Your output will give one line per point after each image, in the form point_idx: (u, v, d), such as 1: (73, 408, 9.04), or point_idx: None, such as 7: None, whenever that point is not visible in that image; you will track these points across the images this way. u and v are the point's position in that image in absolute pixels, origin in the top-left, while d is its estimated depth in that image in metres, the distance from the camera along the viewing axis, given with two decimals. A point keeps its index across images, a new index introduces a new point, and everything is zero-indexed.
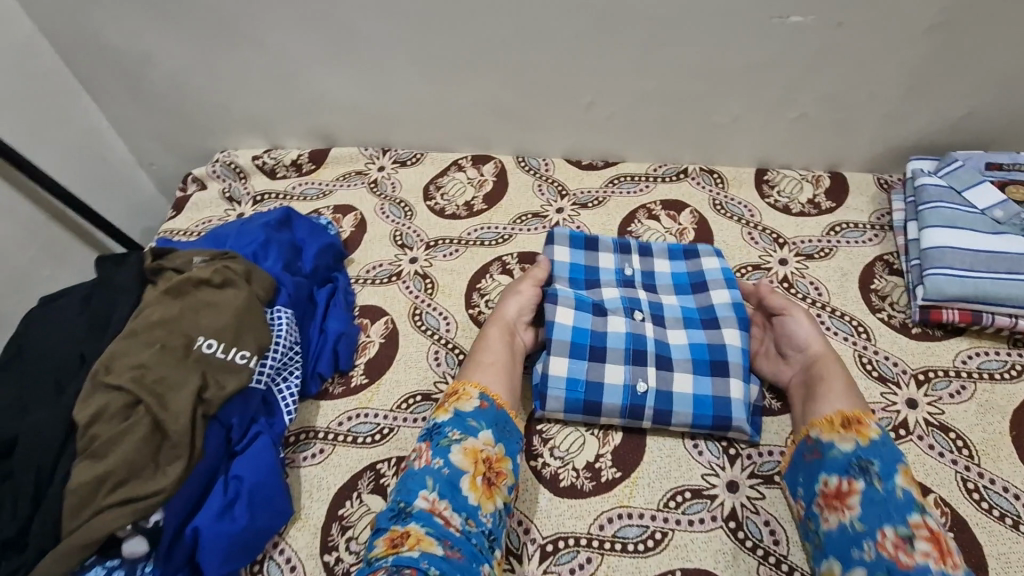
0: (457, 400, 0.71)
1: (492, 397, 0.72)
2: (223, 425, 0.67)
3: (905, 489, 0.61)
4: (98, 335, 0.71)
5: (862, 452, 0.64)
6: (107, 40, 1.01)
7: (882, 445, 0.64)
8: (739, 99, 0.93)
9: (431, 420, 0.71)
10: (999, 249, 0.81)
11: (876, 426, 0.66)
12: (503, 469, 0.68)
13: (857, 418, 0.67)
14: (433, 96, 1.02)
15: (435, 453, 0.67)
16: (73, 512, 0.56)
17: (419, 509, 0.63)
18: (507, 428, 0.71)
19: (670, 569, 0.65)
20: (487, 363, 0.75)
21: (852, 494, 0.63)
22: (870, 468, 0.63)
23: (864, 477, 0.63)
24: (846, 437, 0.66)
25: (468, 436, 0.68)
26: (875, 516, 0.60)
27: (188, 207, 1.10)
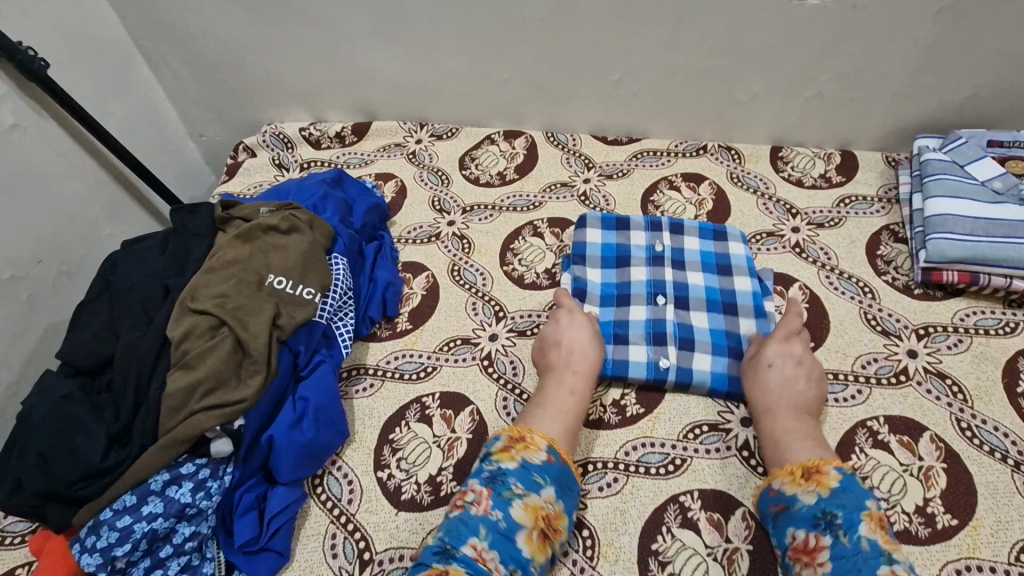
0: (525, 449, 0.68)
1: (559, 451, 0.69)
2: (291, 351, 0.75)
3: (870, 539, 0.57)
4: (178, 271, 0.79)
5: (825, 503, 0.61)
6: (171, 15, 1.10)
7: (845, 492, 0.61)
8: (757, 78, 1.00)
9: (494, 462, 0.67)
10: (998, 216, 0.87)
11: (836, 474, 0.63)
12: (560, 525, 0.65)
13: (816, 467, 0.65)
14: (471, 72, 1.09)
15: (495, 503, 0.63)
16: (169, 415, 0.65)
17: (464, 555, 0.59)
18: (569, 487, 0.68)
19: (689, 489, 0.73)
20: (559, 419, 0.73)
21: (819, 549, 0.59)
22: (834, 520, 0.60)
23: (829, 531, 0.59)
24: (807, 488, 0.64)
25: (532, 491, 0.64)
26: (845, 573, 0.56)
27: (241, 172, 1.18)
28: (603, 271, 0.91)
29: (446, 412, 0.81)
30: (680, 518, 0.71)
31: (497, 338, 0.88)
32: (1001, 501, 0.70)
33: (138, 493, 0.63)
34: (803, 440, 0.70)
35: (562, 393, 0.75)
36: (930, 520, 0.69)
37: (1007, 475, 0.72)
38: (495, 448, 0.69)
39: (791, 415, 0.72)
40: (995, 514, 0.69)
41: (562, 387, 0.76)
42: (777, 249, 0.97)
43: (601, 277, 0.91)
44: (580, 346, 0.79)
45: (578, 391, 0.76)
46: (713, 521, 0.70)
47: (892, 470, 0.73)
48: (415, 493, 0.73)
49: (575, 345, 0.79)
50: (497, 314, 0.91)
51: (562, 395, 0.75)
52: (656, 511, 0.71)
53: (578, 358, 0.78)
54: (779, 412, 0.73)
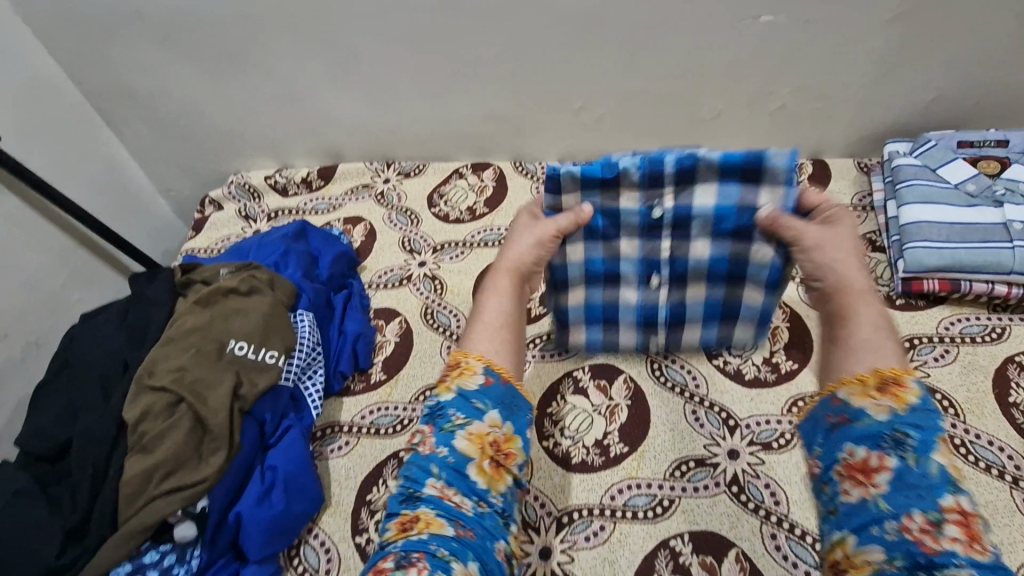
0: (460, 376, 0.59)
1: (498, 370, 0.60)
2: (257, 420, 0.72)
3: (942, 466, 0.48)
4: (138, 343, 0.77)
5: (898, 420, 0.50)
6: (125, 75, 1.09)
7: (924, 412, 0.50)
8: (720, 95, 0.99)
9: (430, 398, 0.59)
10: (973, 220, 0.86)
11: (915, 387, 0.52)
12: (515, 449, 0.57)
13: (894, 378, 0.52)
14: (431, 109, 1.08)
15: (438, 439, 0.55)
16: (128, 501, 0.64)
17: (429, 496, 0.53)
18: (520, 404, 0.59)
19: (678, 532, 0.70)
20: (489, 328, 0.63)
21: (878, 468, 0.49)
22: (905, 441, 0.49)
23: (896, 452, 0.49)
24: (880, 402, 0.52)
25: (474, 419, 0.56)
26: (902, 498, 0.47)
27: (207, 227, 1.16)
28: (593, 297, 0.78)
29: None
30: (671, 564, 0.68)
31: None
32: (1002, 522, 0.67)
33: None
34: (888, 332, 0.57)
35: (493, 300, 0.66)
36: None
37: (1006, 492, 0.69)
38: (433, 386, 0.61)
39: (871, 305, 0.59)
40: (996, 536, 0.67)
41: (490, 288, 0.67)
42: None
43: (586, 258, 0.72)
44: (514, 243, 0.68)
45: (503, 287, 0.66)
46: (705, 565, 0.68)
47: None
48: None
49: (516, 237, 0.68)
50: None
51: (496, 308, 0.65)
52: (645, 558, 0.69)
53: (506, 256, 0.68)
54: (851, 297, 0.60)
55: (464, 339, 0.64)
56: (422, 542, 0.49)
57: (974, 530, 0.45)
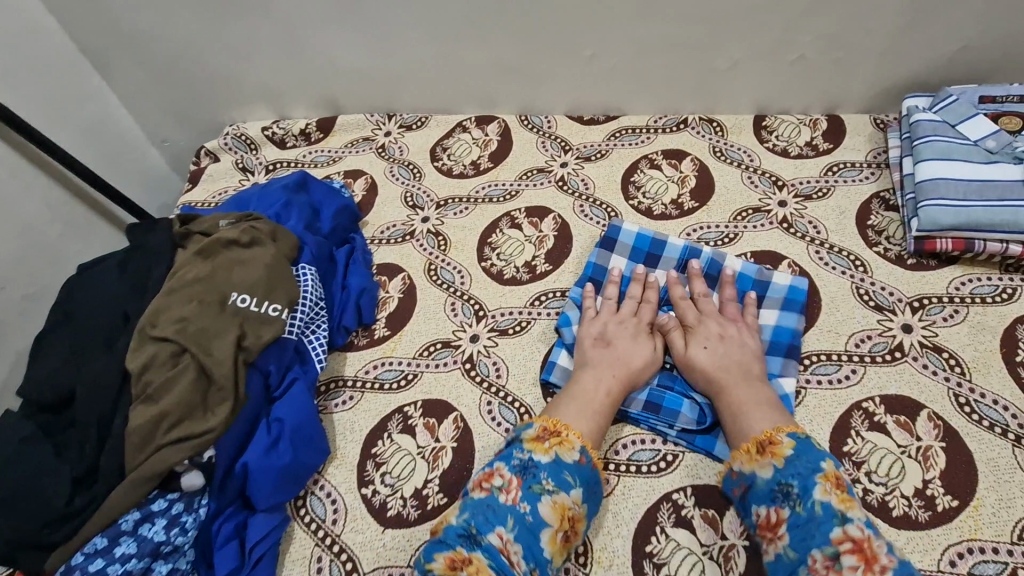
0: (560, 445, 0.66)
1: (593, 454, 0.67)
2: (261, 372, 0.72)
3: (824, 502, 0.60)
4: (138, 293, 0.76)
5: (780, 474, 0.63)
6: (113, 15, 1.03)
7: (799, 460, 0.63)
8: (737, 43, 0.95)
9: (526, 453, 0.66)
10: (992, 177, 0.83)
11: (789, 443, 0.65)
12: (580, 529, 0.64)
13: (768, 439, 0.66)
14: (435, 56, 1.04)
15: (524, 496, 0.63)
16: (136, 450, 0.64)
17: (490, 544, 0.60)
18: (595, 492, 0.66)
19: (681, 486, 0.71)
20: (592, 415, 0.70)
21: (777, 520, 0.61)
22: (791, 491, 0.62)
23: (787, 503, 0.61)
24: (763, 462, 0.65)
25: (562, 489, 0.63)
26: (801, 540, 0.59)
27: (204, 178, 1.14)
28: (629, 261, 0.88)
29: (429, 421, 0.78)
30: (674, 516, 0.69)
31: (479, 339, 0.85)
32: (1002, 478, 0.68)
33: (109, 535, 0.62)
34: (756, 406, 0.70)
35: (599, 389, 0.73)
36: (929, 503, 0.67)
37: (1007, 450, 0.70)
38: (527, 437, 0.68)
39: (738, 388, 0.72)
40: (996, 491, 0.67)
41: (600, 386, 0.73)
42: (765, 225, 0.93)
43: None
44: (627, 347, 0.77)
45: (614, 393, 0.73)
46: (707, 518, 0.68)
47: (890, 453, 0.71)
48: (401, 509, 0.71)
49: (624, 350, 0.76)
50: (477, 314, 0.88)
51: (598, 393, 0.73)
52: (649, 511, 0.69)
53: (619, 355, 0.76)
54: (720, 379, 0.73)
55: (556, 411, 0.71)
56: None
57: (868, 553, 0.56)
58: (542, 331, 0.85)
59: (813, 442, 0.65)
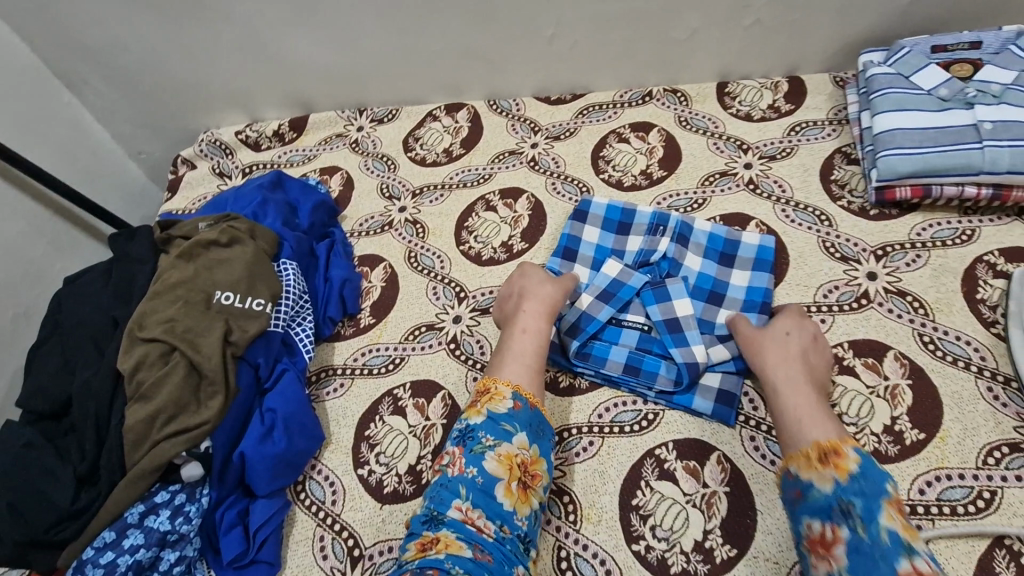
0: (491, 401, 0.68)
1: (525, 396, 0.69)
2: (251, 365, 0.75)
3: (890, 529, 0.54)
4: (125, 300, 0.78)
5: (842, 491, 0.58)
6: (77, 30, 1.04)
7: (865, 479, 0.57)
8: (693, 12, 0.97)
9: (464, 422, 0.68)
10: (945, 124, 0.85)
11: (855, 456, 0.59)
12: (539, 471, 0.66)
13: (833, 448, 0.60)
14: (399, 48, 1.05)
15: (468, 460, 0.64)
16: (135, 446, 0.67)
17: (453, 519, 0.61)
18: (543, 430, 0.68)
19: (663, 442, 0.74)
20: (518, 361, 0.73)
21: (834, 540, 0.56)
22: (852, 511, 0.56)
23: (847, 523, 0.56)
24: (824, 474, 0.60)
25: (503, 441, 0.65)
26: (860, 567, 0.53)
27: (183, 187, 1.15)
28: (601, 231, 0.90)
29: (418, 401, 0.80)
30: (658, 470, 0.72)
31: (462, 319, 0.87)
32: (966, 409, 0.71)
33: (116, 528, 0.64)
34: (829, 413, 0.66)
35: (517, 331, 0.76)
36: (898, 438, 0.71)
37: (971, 383, 0.73)
38: (464, 409, 0.70)
39: (796, 390, 0.68)
40: (961, 422, 0.71)
41: (515, 329, 0.76)
42: (732, 189, 0.95)
43: (589, 276, 0.86)
44: (532, 286, 0.80)
45: (530, 326, 0.76)
46: (689, 469, 0.71)
47: (859, 394, 0.74)
48: (397, 485, 0.74)
49: (538, 289, 0.80)
50: (459, 295, 0.90)
51: (516, 336, 0.75)
52: (633, 468, 0.72)
53: (534, 297, 0.79)
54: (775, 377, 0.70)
55: (492, 367, 0.74)
56: (437, 561, 0.56)
57: None
58: None
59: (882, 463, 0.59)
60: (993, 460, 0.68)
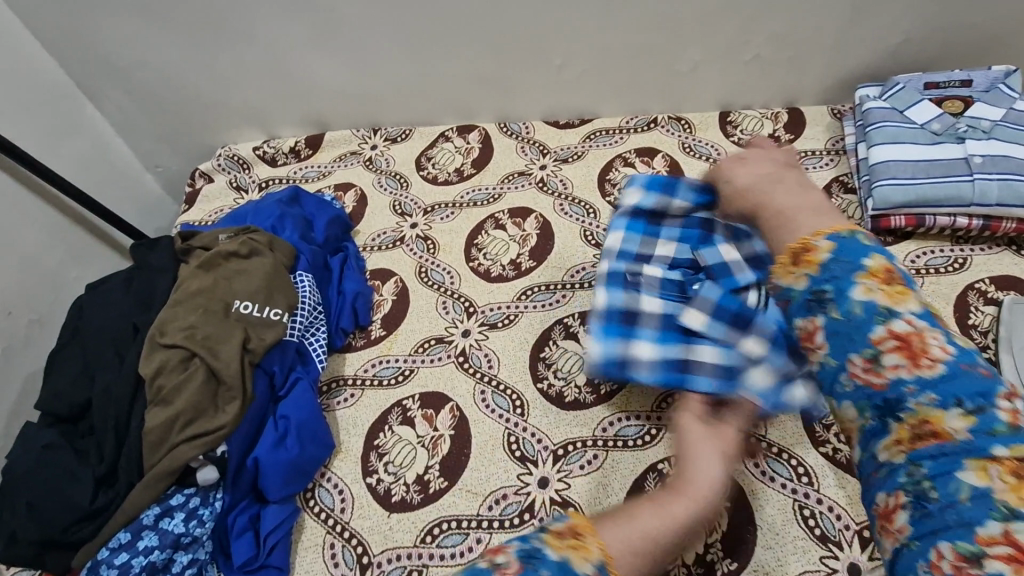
0: (580, 553, 0.39)
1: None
2: (266, 373, 0.77)
3: (868, 302, 0.41)
4: (146, 307, 0.81)
5: (815, 283, 0.43)
6: (105, 47, 1.09)
7: (839, 261, 0.43)
8: (696, 46, 1.01)
9: (535, 537, 0.39)
10: (937, 157, 0.89)
11: (827, 242, 0.44)
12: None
13: (803, 247, 0.45)
14: (415, 72, 1.09)
15: None
16: (154, 448, 0.69)
17: None
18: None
19: (665, 457, 0.75)
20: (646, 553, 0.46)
21: (812, 330, 0.43)
22: (825, 298, 0.42)
23: (820, 311, 0.43)
24: (796, 274, 0.44)
25: None
26: (839, 345, 0.42)
27: (199, 199, 1.19)
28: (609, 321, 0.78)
29: (427, 412, 0.82)
30: (660, 485, 0.74)
31: (470, 333, 0.90)
32: None
33: (131, 529, 0.66)
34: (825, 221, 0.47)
35: (665, 498, 0.51)
36: None
37: None
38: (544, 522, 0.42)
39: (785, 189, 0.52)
40: None
41: (656, 508, 0.49)
42: None
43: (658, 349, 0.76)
44: (710, 472, 0.56)
45: (678, 514, 0.50)
46: None
47: None
48: (405, 494, 0.76)
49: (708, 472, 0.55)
50: (468, 310, 0.93)
51: (659, 518, 0.48)
52: (635, 481, 0.74)
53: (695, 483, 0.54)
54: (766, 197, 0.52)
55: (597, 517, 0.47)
56: None
57: (917, 348, 0.40)
58: (529, 322, 0.90)
59: (862, 238, 0.44)
60: None
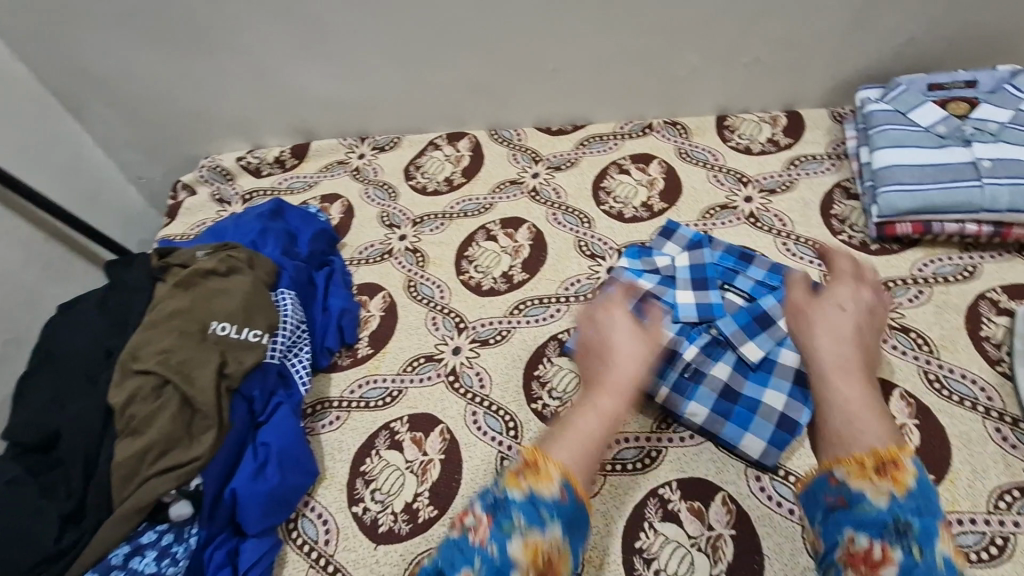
0: (535, 480, 0.56)
1: (574, 486, 0.57)
2: (245, 398, 0.73)
3: (943, 556, 0.52)
4: (119, 329, 0.77)
5: (898, 508, 0.54)
6: (83, 56, 1.05)
7: (918, 495, 0.55)
8: (693, 49, 0.98)
9: (499, 487, 0.57)
10: (944, 161, 0.86)
11: (912, 469, 0.56)
12: (562, 570, 0.54)
13: (891, 458, 0.56)
14: (403, 78, 1.06)
15: (493, 537, 0.53)
16: (124, 482, 0.65)
17: None
18: (580, 527, 0.57)
19: (666, 481, 0.72)
20: (584, 445, 0.60)
21: (884, 561, 0.52)
22: (908, 531, 0.53)
23: (900, 543, 0.53)
24: (879, 486, 0.56)
25: (536, 528, 0.54)
26: None
27: (182, 212, 1.15)
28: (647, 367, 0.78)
29: (416, 435, 0.79)
30: (661, 511, 0.70)
31: (461, 351, 0.86)
32: (975, 451, 0.70)
33: (99, 570, 0.62)
34: (872, 416, 0.60)
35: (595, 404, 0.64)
36: None
37: (979, 422, 0.72)
38: (501, 474, 0.58)
39: (822, 322, 0.66)
40: (971, 464, 0.69)
41: (583, 406, 0.64)
42: (732, 222, 0.96)
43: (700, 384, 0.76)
44: (624, 353, 0.66)
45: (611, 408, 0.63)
46: (693, 510, 0.70)
47: None
48: (392, 524, 0.72)
49: (622, 357, 0.66)
50: (458, 326, 0.89)
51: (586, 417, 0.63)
52: (636, 508, 0.71)
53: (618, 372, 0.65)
54: (821, 360, 0.64)
55: (547, 440, 0.61)
56: None
57: None
58: (522, 339, 0.86)
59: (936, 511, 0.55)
60: (1004, 505, 0.66)
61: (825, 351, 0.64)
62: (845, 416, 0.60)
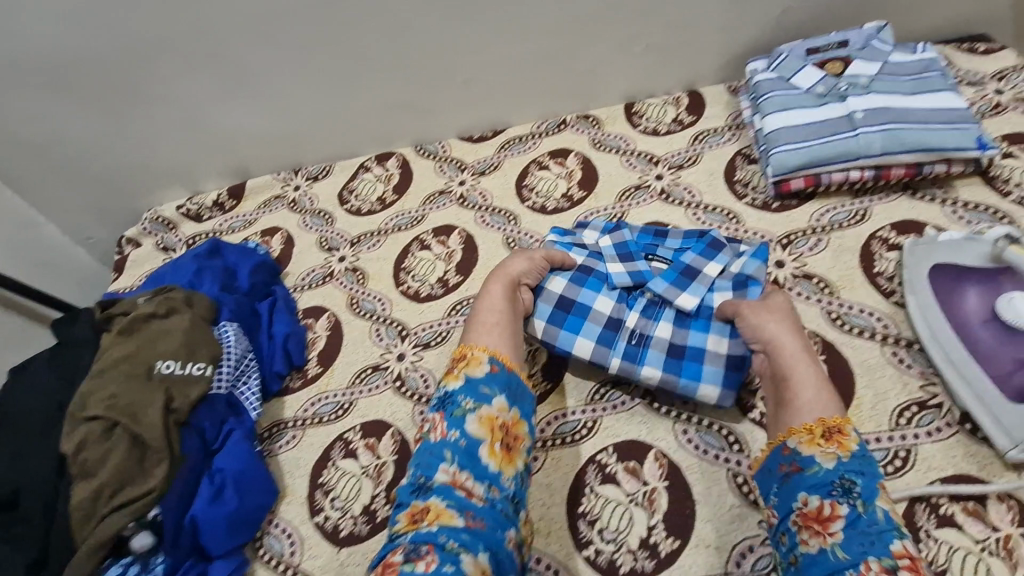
0: (467, 366, 0.71)
1: (502, 360, 0.72)
2: (197, 430, 0.77)
3: (886, 512, 0.57)
4: (69, 382, 0.80)
5: (843, 467, 0.60)
6: (13, 128, 1.09)
7: (862, 458, 0.60)
8: (590, 45, 1.04)
9: (442, 389, 0.71)
10: (824, 118, 0.93)
11: (855, 435, 0.62)
12: (519, 431, 0.69)
13: (837, 426, 0.63)
14: (325, 109, 1.11)
15: (450, 424, 0.67)
16: (82, 523, 0.69)
17: (441, 484, 0.63)
18: (519, 394, 0.72)
19: (603, 447, 0.77)
20: (492, 327, 0.76)
21: (833, 518, 0.58)
22: (852, 488, 0.59)
23: (846, 499, 0.58)
24: (827, 450, 0.62)
25: (482, 403, 0.68)
26: (858, 541, 0.56)
27: (129, 265, 1.19)
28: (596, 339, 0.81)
29: (369, 440, 0.83)
30: (600, 475, 0.75)
31: (405, 357, 0.91)
32: (876, 376, 0.76)
33: None
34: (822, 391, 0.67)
35: (498, 300, 0.78)
36: None
37: (878, 350, 0.78)
38: (441, 377, 0.73)
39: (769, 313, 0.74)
40: (873, 388, 0.75)
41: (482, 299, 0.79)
42: (647, 201, 1.02)
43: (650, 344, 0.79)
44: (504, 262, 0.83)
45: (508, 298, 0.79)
46: (630, 469, 0.75)
47: None
48: (353, 527, 0.76)
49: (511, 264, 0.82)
50: (401, 333, 0.93)
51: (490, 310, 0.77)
52: (577, 476, 0.75)
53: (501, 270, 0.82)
54: (778, 345, 0.71)
55: (466, 335, 0.76)
56: (431, 535, 0.59)
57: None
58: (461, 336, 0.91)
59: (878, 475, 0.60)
60: (905, 420, 0.72)
61: (778, 338, 0.71)
62: (804, 390, 0.67)
